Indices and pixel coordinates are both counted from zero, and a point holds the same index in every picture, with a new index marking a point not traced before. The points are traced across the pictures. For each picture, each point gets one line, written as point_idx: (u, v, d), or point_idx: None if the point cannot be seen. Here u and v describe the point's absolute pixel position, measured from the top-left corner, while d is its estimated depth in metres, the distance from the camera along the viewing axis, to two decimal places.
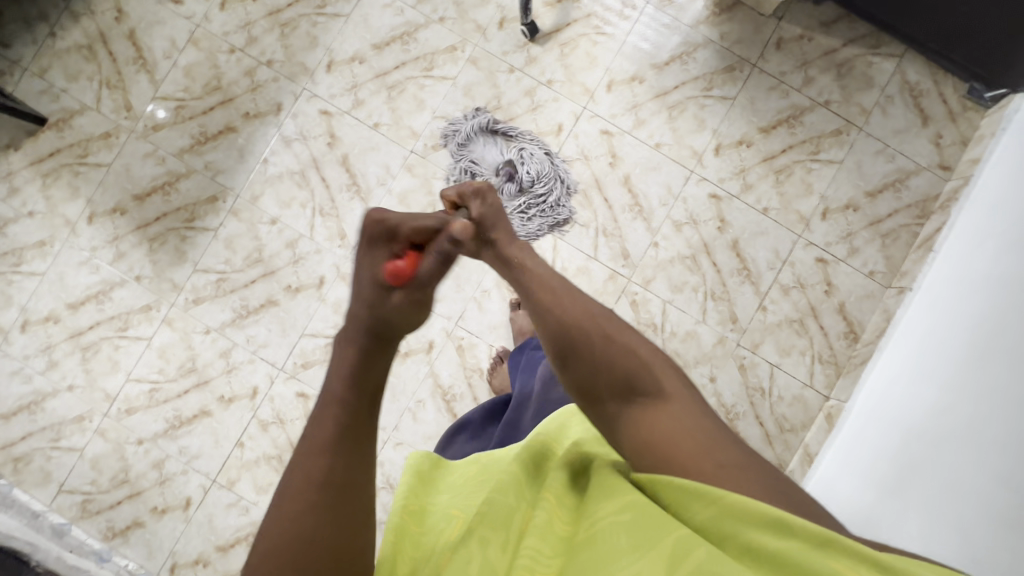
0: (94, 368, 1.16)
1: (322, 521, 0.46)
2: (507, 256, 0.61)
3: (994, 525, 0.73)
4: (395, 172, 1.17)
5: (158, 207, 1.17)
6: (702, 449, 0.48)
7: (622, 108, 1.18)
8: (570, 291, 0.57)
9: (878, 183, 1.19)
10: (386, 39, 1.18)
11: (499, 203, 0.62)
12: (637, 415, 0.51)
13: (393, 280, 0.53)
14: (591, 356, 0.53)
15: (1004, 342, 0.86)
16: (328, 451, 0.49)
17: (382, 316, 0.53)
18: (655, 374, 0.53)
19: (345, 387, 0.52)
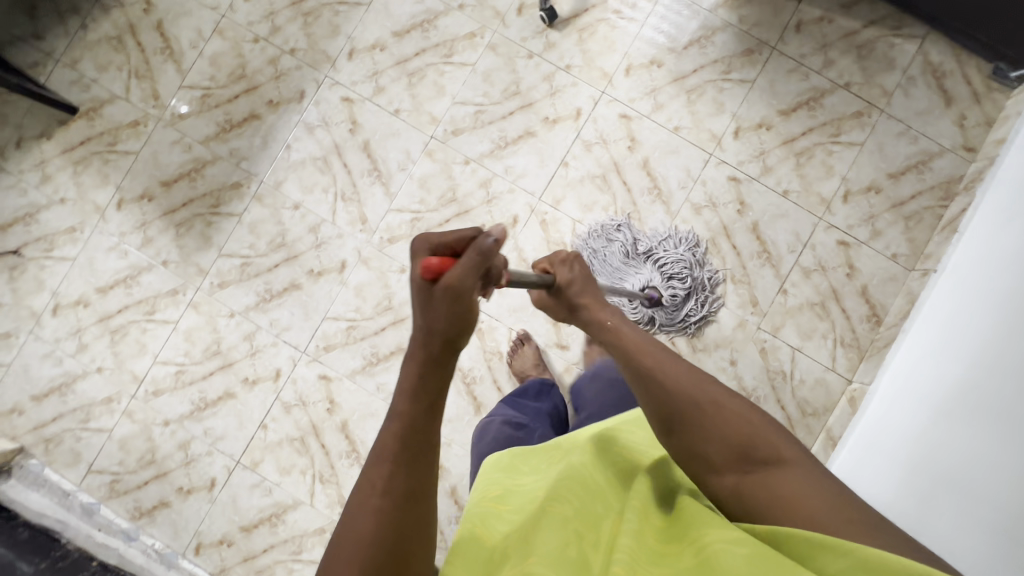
0: (123, 350, 1.18)
1: (388, 529, 0.45)
2: (600, 321, 0.69)
3: (1014, 496, 0.74)
4: (415, 157, 1.18)
5: (185, 193, 1.19)
6: (830, 509, 0.48)
7: (640, 92, 1.18)
8: (670, 357, 0.61)
9: (901, 165, 1.18)
10: (407, 27, 1.20)
11: (585, 269, 0.74)
12: (753, 483, 0.52)
13: (426, 276, 0.47)
14: (700, 427, 0.55)
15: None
16: (390, 459, 0.47)
17: (432, 323, 0.47)
18: (770, 443, 0.53)
19: (401, 400, 0.48)
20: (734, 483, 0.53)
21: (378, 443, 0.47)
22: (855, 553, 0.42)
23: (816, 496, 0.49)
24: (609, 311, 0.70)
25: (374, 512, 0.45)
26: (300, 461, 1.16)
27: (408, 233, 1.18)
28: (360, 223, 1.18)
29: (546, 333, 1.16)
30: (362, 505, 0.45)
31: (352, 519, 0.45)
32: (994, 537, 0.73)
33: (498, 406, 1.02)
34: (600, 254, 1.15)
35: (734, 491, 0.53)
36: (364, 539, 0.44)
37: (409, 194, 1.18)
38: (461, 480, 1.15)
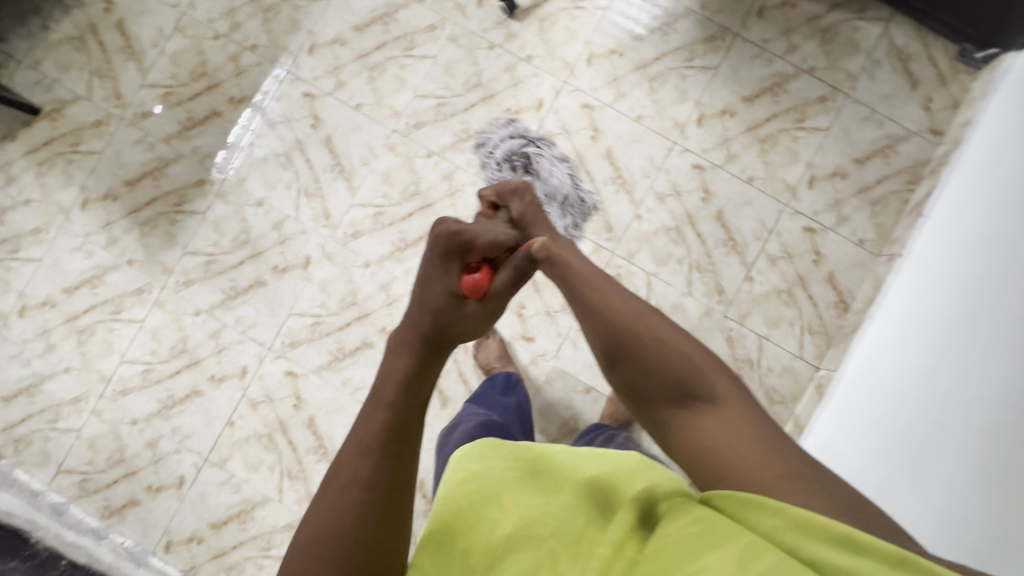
0: (90, 350, 1.18)
1: (367, 524, 0.49)
2: (550, 253, 0.72)
3: (985, 485, 0.72)
4: (378, 151, 1.18)
5: (148, 192, 1.19)
6: (762, 458, 0.51)
7: (603, 81, 1.17)
8: (618, 294, 0.66)
9: (867, 150, 1.17)
10: (367, 21, 1.19)
11: (535, 201, 0.78)
12: (687, 418, 0.57)
13: (468, 290, 0.61)
14: (642, 364, 0.61)
15: (997, 300, 0.84)
16: (370, 452, 0.51)
17: (455, 323, 0.59)
18: (707, 380, 0.58)
19: (394, 394, 0.54)
20: (668, 417, 0.58)
21: (360, 437, 0.52)
22: (785, 513, 0.44)
23: (750, 441, 0.52)
24: (562, 244, 0.73)
25: (348, 507, 0.49)
26: (268, 458, 1.16)
27: (371, 228, 1.17)
28: (323, 219, 1.18)
29: (511, 325, 1.16)
30: (341, 496, 0.49)
31: (330, 509, 0.49)
32: (966, 527, 0.72)
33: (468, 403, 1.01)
34: (489, 150, 1.17)
35: (674, 426, 0.58)
36: (345, 532, 0.48)
37: (372, 188, 1.18)
38: (429, 473, 1.15)
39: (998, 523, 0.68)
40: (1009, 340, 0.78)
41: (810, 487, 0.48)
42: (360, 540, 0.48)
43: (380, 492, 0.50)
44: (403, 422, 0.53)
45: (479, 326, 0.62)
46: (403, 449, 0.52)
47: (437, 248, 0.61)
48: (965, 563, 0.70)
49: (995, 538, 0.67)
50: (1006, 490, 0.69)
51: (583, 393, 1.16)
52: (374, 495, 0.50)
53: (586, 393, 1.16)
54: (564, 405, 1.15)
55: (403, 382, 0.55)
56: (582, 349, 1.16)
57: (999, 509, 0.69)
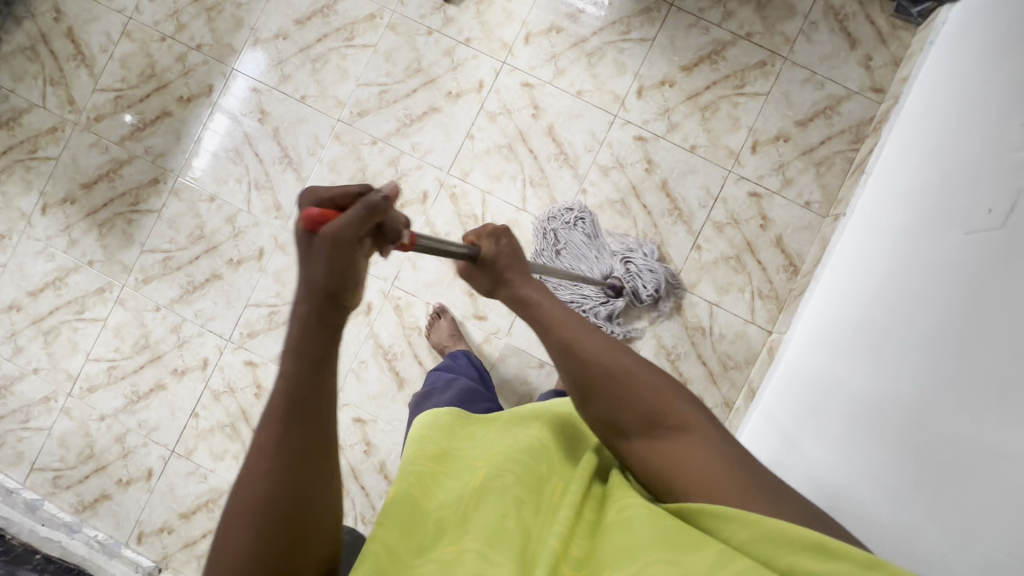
0: (56, 350, 1.22)
1: (276, 496, 0.42)
2: (521, 296, 0.61)
3: (909, 430, 0.71)
4: (324, 141, 1.20)
5: (105, 193, 1.23)
6: (733, 473, 0.48)
7: (541, 59, 1.19)
8: (586, 328, 0.56)
9: (808, 112, 1.17)
10: (308, 14, 1.22)
11: (515, 244, 0.64)
12: (659, 451, 0.51)
13: (308, 228, 0.41)
14: (614, 401, 0.53)
15: (930, 247, 0.83)
16: (279, 422, 0.42)
17: (312, 276, 0.41)
18: (678, 410, 0.52)
19: (288, 360, 0.43)
20: (641, 449, 0.52)
21: (269, 401, 0.43)
22: (761, 523, 0.44)
23: (721, 466, 0.49)
24: (533, 286, 0.62)
25: (258, 475, 0.42)
26: (232, 447, 1.19)
27: None
28: (275, 210, 1.20)
29: (463, 305, 1.18)
30: (252, 466, 0.42)
31: (242, 481, 0.43)
32: (891, 476, 0.71)
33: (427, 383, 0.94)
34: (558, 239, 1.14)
35: (644, 457, 0.52)
36: (258, 504, 0.41)
37: (320, 178, 1.20)
38: (389, 454, 1.17)
39: (919, 469, 0.67)
40: (938, 287, 0.77)
41: (777, 493, 0.48)
42: (272, 511, 0.41)
43: (292, 461, 0.42)
44: (303, 387, 0.43)
45: (347, 269, 0.41)
46: (311, 413, 0.43)
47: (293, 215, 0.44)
48: (889, 509, 0.69)
49: (916, 484, 0.66)
50: (929, 433, 0.68)
51: (537, 368, 1.17)
52: (284, 463, 0.42)
53: (541, 367, 1.17)
54: (519, 381, 1.17)
55: (292, 351, 0.43)
56: None
57: (922, 454, 0.67)
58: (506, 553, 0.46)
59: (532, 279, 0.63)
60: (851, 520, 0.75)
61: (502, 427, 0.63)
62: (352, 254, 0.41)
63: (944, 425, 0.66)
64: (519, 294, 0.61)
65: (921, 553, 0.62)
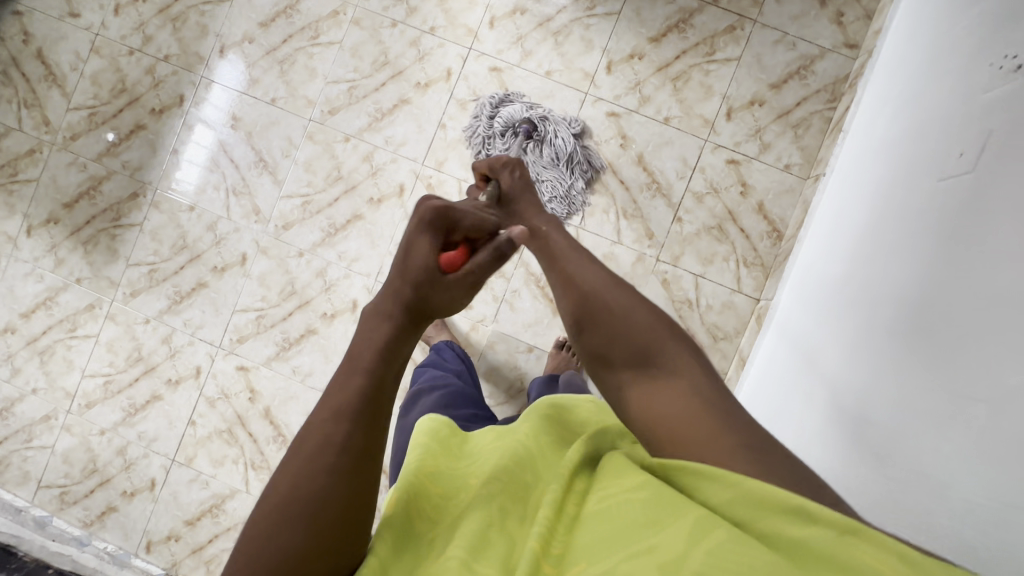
0: (52, 369, 1.24)
1: (336, 491, 0.39)
2: (531, 227, 0.62)
3: (890, 379, 0.70)
4: (297, 142, 1.21)
5: (87, 211, 1.24)
6: (716, 425, 0.43)
7: (508, 42, 1.18)
8: (590, 261, 0.56)
9: (781, 74, 1.15)
10: (271, 16, 1.22)
11: (527, 177, 0.66)
12: (643, 388, 0.48)
13: (445, 261, 0.51)
14: (608, 328, 0.51)
15: (906, 195, 0.81)
16: (347, 417, 0.41)
17: (433, 300, 0.49)
18: (669, 350, 0.49)
19: (370, 357, 0.44)
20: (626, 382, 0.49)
21: (332, 395, 0.42)
22: (743, 484, 0.37)
23: (704, 417, 0.44)
24: (543, 217, 0.63)
25: (313, 470, 0.39)
26: (231, 452, 1.20)
27: (301, 218, 1.20)
28: (254, 215, 1.21)
29: None
30: (312, 460, 0.40)
31: (290, 478, 0.39)
32: (871, 430, 0.71)
33: (418, 381, 0.91)
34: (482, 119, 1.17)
35: (623, 394, 0.49)
36: (311, 498, 0.39)
37: (297, 178, 1.21)
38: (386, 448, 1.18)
39: (895, 419, 0.67)
40: (915, 234, 0.76)
41: (766, 456, 0.40)
42: (326, 507, 0.39)
43: (357, 454, 0.41)
44: (385, 386, 0.44)
45: (452, 304, 0.51)
46: (381, 401, 0.43)
47: (425, 239, 0.51)
48: (871, 461, 0.69)
49: (896, 434, 0.66)
50: (909, 381, 0.67)
51: (526, 352, 1.17)
52: (352, 458, 0.40)
53: (529, 351, 1.17)
54: (508, 367, 1.17)
55: (373, 348, 0.45)
56: (519, 310, 1.18)
57: (902, 402, 0.67)
58: (490, 561, 0.39)
59: (547, 215, 0.63)
60: (831, 476, 0.75)
61: (501, 430, 0.57)
62: (468, 294, 0.52)
63: (924, 371, 0.65)
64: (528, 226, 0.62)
65: (901, 502, 0.62)
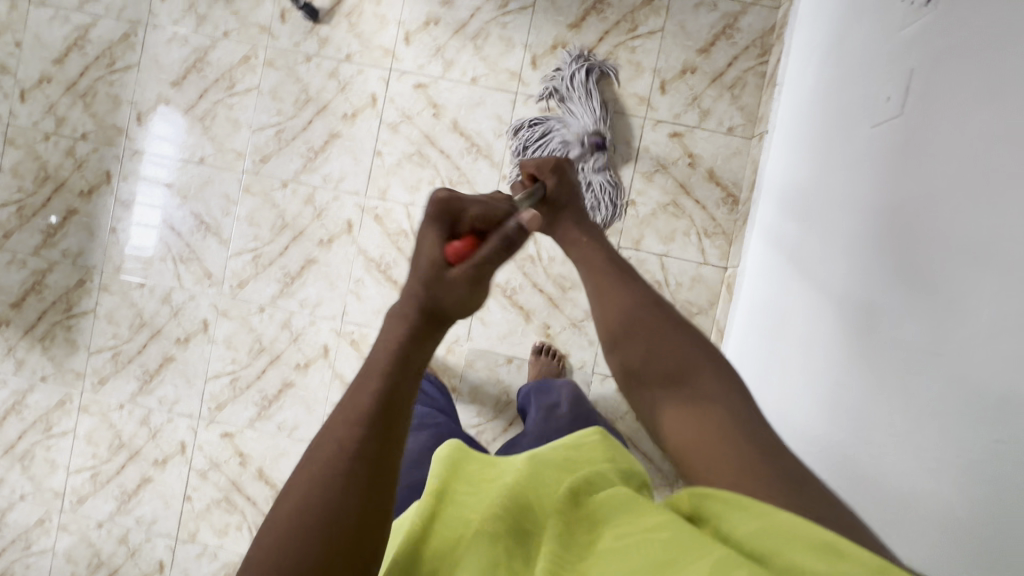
0: (36, 472, 1.22)
1: (349, 513, 0.33)
2: (572, 239, 0.61)
3: (857, 340, 0.69)
4: (236, 197, 1.18)
5: (37, 307, 1.20)
6: (739, 455, 0.41)
7: (427, 56, 1.15)
8: (629, 279, 0.55)
9: (707, 37, 1.12)
10: (182, 73, 1.18)
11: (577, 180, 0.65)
12: (675, 409, 0.47)
13: (448, 253, 0.42)
14: (642, 341, 0.51)
15: (843, 144, 0.80)
16: (364, 421, 0.35)
17: (438, 302, 0.39)
18: (707, 376, 0.48)
19: (383, 359, 0.37)
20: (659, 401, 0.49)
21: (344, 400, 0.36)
22: (777, 516, 0.34)
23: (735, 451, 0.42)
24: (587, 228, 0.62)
25: (325, 481, 0.33)
26: (232, 519, 1.18)
27: (254, 273, 1.18)
28: (207, 278, 1.18)
29: None
30: (324, 469, 0.33)
31: (301, 489, 0.33)
32: (844, 393, 0.70)
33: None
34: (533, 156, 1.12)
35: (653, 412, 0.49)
36: (319, 518, 0.32)
37: (242, 234, 1.18)
38: None
39: (865, 380, 0.66)
40: (857, 185, 0.74)
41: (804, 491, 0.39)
42: (338, 530, 0.32)
43: (373, 470, 0.34)
44: (403, 391, 0.37)
45: (469, 305, 0.41)
46: (403, 414, 0.36)
47: (428, 233, 0.43)
48: (848, 426, 0.68)
49: (869, 397, 0.65)
50: (873, 341, 0.66)
51: (506, 364, 1.15)
52: (367, 471, 0.34)
53: (509, 363, 1.15)
54: (492, 382, 1.15)
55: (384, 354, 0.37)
56: (491, 323, 1.16)
57: (870, 365, 0.66)
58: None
59: (590, 225, 0.62)
60: (815, 445, 0.74)
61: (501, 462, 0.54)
62: (483, 292, 0.42)
63: (886, 331, 0.64)
64: (566, 240, 0.61)
65: (880, 468, 0.61)
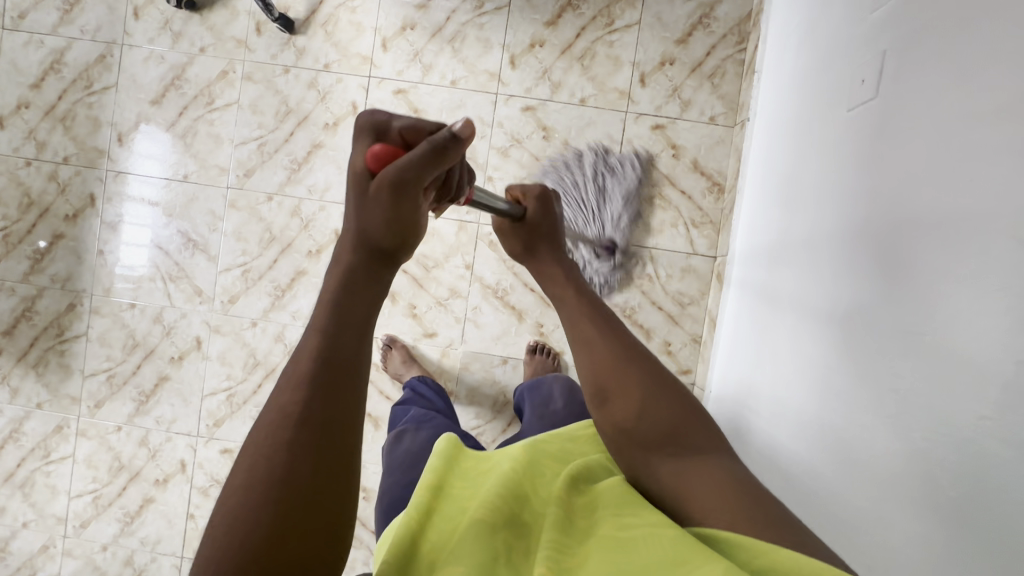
0: (37, 499, 1.21)
1: (300, 477, 0.33)
2: (551, 279, 0.58)
3: (844, 324, 0.69)
4: (222, 213, 1.17)
5: (28, 334, 1.20)
6: (746, 501, 0.41)
7: (405, 61, 1.15)
8: (613, 327, 0.52)
9: (684, 28, 1.12)
10: (161, 91, 1.17)
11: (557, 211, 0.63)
12: (674, 467, 0.45)
13: (373, 165, 0.39)
14: (635, 394, 0.48)
15: (822, 129, 0.80)
16: (306, 383, 0.35)
17: (368, 226, 0.38)
18: (704, 434, 0.46)
19: (322, 312, 0.37)
20: (657, 463, 0.46)
21: (290, 363, 0.36)
22: (782, 558, 0.35)
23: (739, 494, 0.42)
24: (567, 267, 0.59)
25: (273, 444, 0.33)
26: None
27: (244, 288, 1.17)
28: (197, 296, 1.18)
29: (410, 329, 1.16)
30: (270, 434, 0.34)
31: (252, 446, 0.34)
32: (835, 377, 0.70)
33: (402, 422, 0.87)
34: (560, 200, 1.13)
35: (649, 472, 0.47)
36: (273, 481, 0.32)
37: (230, 250, 1.17)
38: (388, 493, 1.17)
39: (856, 363, 0.66)
40: (837, 168, 0.75)
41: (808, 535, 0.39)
42: (289, 493, 0.32)
43: (320, 434, 0.34)
44: (348, 350, 0.36)
45: (406, 223, 0.39)
46: (354, 371, 0.36)
47: (356, 146, 0.40)
48: (839, 409, 0.68)
49: (858, 380, 0.65)
50: (860, 323, 0.66)
51: (501, 365, 1.15)
52: (316, 432, 0.34)
53: (504, 363, 1.15)
54: (488, 384, 1.16)
55: (323, 304, 0.37)
56: (484, 325, 1.16)
57: (858, 348, 0.66)
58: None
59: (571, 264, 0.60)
60: (808, 428, 0.74)
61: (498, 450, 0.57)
62: (412, 206, 0.39)
63: (872, 312, 0.64)
64: (545, 277, 0.59)
65: (873, 449, 0.61)
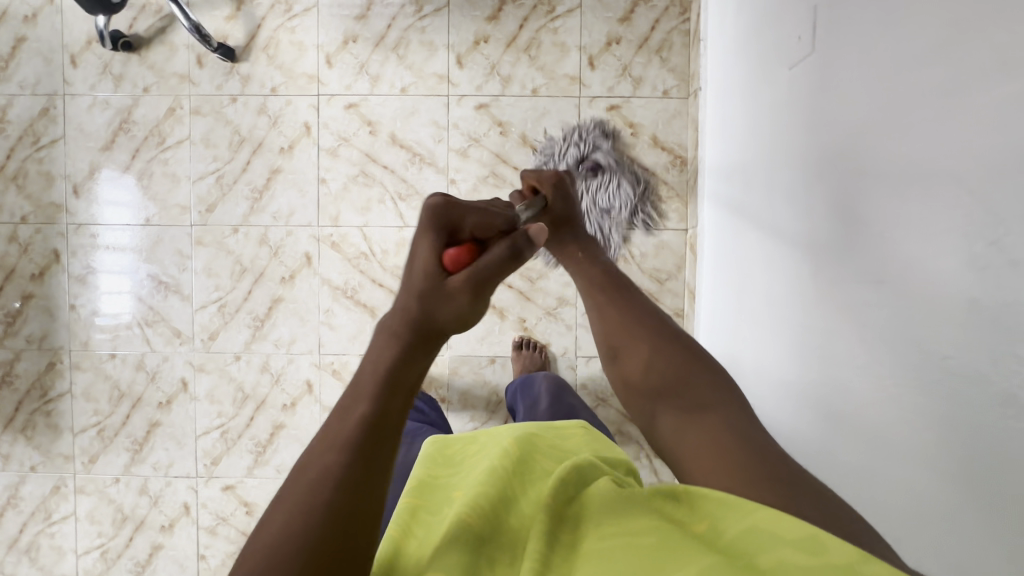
0: (45, 561, 1.21)
1: (327, 530, 0.35)
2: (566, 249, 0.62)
3: (810, 281, 0.70)
4: (189, 252, 1.16)
5: (12, 399, 1.19)
6: (736, 458, 0.44)
7: (352, 75, 1.14)
8: (619, 293, 0.58)
9: (626, 6, 1.12)
10: (110, 137, 1.16)
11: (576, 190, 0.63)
12: (678, 421, 0.50)
13: (448, 264, 0.41)
14: (642, 351, 0.54)
15: (768, 90, 0.80)
16: (346, 449, 0.38)
17: (438, 318, 0.41)
18: (700, 386, 0.50)
19: (371, 388, 0.40)
20: (667, 421, 0.51)
21: (331, 432, 0.39)
22: (756, 515, 0.35)
23: (728, 452, 0.45)
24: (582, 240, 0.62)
25: (304, 511, 0.36)
26: None
27: (223, 324, 1.16)
28: (177, 337, 1.17)
29: None
30: (302, 501, 0.36)
31: (286, 510, 0.36)
32: (809, 336, 0.71)
33: None
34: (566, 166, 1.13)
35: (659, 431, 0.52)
36: (299, 547, 0.34)
37: (203, 287, 1.16)
38: None
39: (824, 318, 0.67)
40: (786, 129, 0.75)
41: (794, 487, 0.41)
42: (317, 551, 0.35)
43: (351, 496, 0.37)
44: (391, 415, 0.39)
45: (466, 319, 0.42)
46: (392, 436, 0.39)
47: (431, 238, 0.41)
48: (816, 366, 0.69)
49: (829, 335, 0.66)
50: (824, 279, 0.67)
51: (489, 365, 1.15)
52: (350, 495, 0.37)
53: (492, 363, 1.15)
54: (479, 385, 1.16)
55: (371, 382, 0.40)
56: None
57: (824, 303, 0.67)
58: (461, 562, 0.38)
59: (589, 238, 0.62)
60: (791, 388, 0.75)
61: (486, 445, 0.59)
62: (483, 302, 0.42)
63: (833, 266, 0.65)
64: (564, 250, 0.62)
65: (852, 402, 0.62)
